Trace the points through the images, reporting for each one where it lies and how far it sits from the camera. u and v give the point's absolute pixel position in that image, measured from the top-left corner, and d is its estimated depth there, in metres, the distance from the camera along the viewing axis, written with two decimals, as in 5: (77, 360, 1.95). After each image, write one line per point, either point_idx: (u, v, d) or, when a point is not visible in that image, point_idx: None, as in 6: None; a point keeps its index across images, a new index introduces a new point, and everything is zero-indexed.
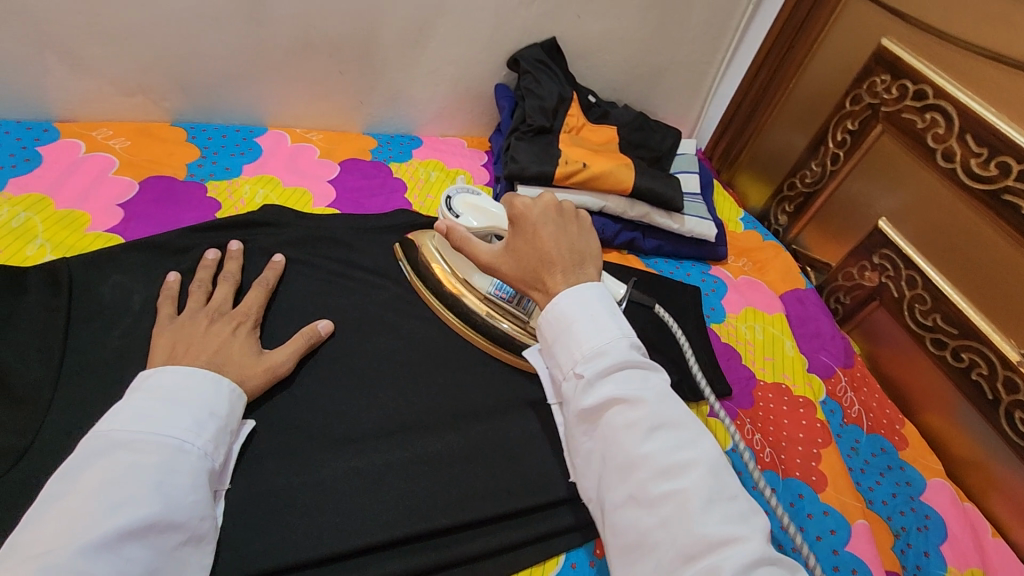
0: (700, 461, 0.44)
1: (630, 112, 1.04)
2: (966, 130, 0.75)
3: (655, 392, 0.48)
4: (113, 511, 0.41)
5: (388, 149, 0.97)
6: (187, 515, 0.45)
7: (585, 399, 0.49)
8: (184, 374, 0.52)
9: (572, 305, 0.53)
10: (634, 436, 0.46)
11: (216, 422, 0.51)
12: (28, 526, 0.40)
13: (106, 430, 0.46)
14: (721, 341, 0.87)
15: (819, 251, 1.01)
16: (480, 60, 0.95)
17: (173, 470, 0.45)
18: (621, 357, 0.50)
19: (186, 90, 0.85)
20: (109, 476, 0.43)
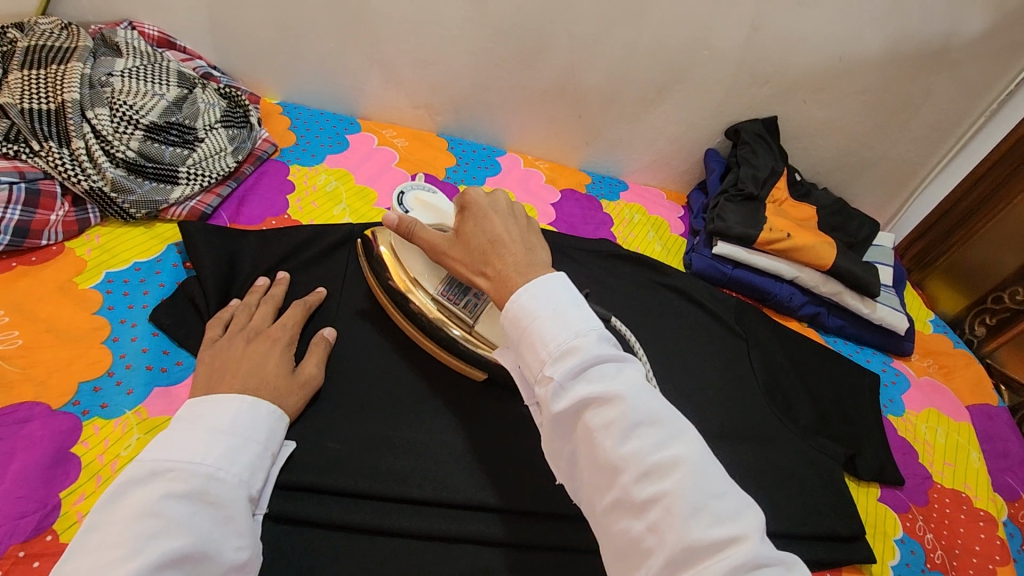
0: (685, 459, 0.43)
1: (831, 196, 1.08)
2: None
3: (631, 385, 0.47)
4: (145, 546, 0.40)
5: (600, 187, 1.09)
6: (225, 546, 0.44)
7: (556, 404, 0.47)
8: (222, 403, 0.51)
9: (534, 301, 0.51)
10: (612, 438, 0.44)
11: (253, 448, 0.50)
12: (68, 559, 0.40)
13: (144, 458, 0.45)
14: (898, 434, 0.86)
15: (1016, 369, 0.98)
16: (702, 125, 1.05)
17: (203, 498, 0.44)
18: (593, 352, 0.47)
19: (457, 110, 1.04)
20: (143, 506, 0.42)
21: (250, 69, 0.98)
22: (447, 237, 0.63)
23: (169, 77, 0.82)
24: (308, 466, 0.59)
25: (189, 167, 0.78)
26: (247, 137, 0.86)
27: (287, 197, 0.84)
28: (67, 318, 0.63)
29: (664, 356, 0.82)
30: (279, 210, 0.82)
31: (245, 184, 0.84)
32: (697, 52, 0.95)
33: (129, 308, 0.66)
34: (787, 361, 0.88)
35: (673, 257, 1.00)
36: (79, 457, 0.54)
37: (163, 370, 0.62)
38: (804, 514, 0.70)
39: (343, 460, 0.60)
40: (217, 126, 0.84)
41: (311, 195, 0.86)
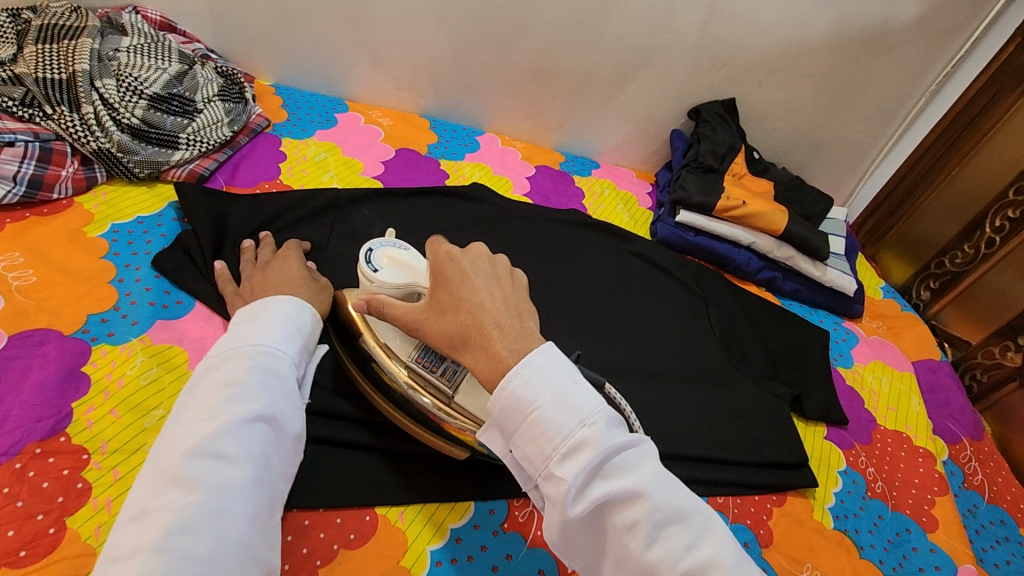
0: (717, 559, 0.42)
1: (787, 173, 1.16)
2: None
3: (651, 475, 0.45)
4: (229, 409, 0.45)
5: (573, 165, 1.17)
6: (295, 415, 0.49)
7: (571, 510, 0.43)
8: (274, 300, 0.54)
9: (533, 388, 0.46)
10: (638, 542, 0.43)
11: (303, 338, 0.54)
12: (162, 427, 0.45)
13: (212, 347, 0.50)
14: (845, 383, 0.93)
15: (960, 329, 1.04)
16: (666, 107, 1.14)
17: (274, 374, 0.49)
18: (606, 444, 0.44)
19: (439, 93, 1.11)
20: (221, 381, 0.46)
21: (245, 53, 1.05)
22: (424, 305, 0.56)
23: (171, 54, 0.90)
24: None
25: (189, 135, 0.85)
26: (242, 111, 0.92)
27: (279, 165, 0.91)
28: (77, 260, 0.69)
29: (627, 311, 0.89)
30: (272, 176, 0.89)
31: (240, 153, 0.90)
32: (659, 36, 1.03)
33: (134, 255, 0.72)
34: (743, 317, 0.95)
35: (640, 227, 1.08)
36: (89, 375, 0.60)
37: (165, 307, 0.68)
38: (752, 445, 0.77)
39: (329, 387, 0.67)
40: (215, 99, 0.91)
41: (302, 163, 0.93)
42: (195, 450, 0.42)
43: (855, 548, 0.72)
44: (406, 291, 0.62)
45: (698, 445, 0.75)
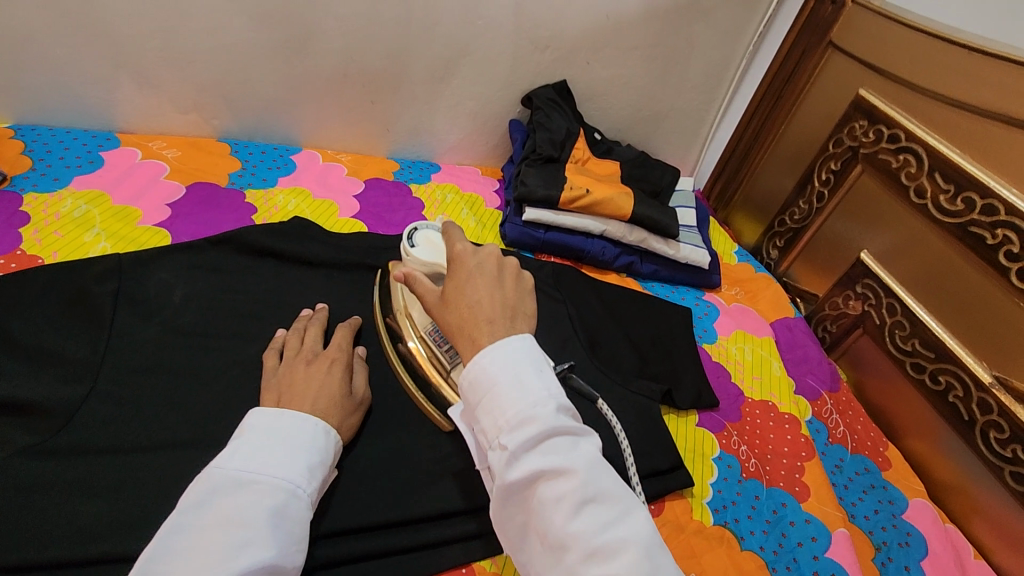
0: (633, 542, 0.40)
1: (631, 150, 1.14)
2: (937, 169, 0.81)
3: (588, 459, 0.43)
4: (235, 556, 0.42)
5: (409, 172, 1.07)
6: (294, 561, 0.46)
7: (507, 474, 0.42)
8: (302, 421, 0.53)
9: (491, 360, 0.45)
10: (561, 514, 0.40)
11: (321, 468, 0.52)
12: (156, 563, 0.42)
13: (226, 468, 0.47)
14: (712, 360, 0.92)
15: (807, 282, 1.06)
16: (497, 97, 1.06)
17: (285, 513, 0.47)
18: (549, 421, 0.42)
19: (235, 111, 0.96)
20: (230, 516, 0.44)
21: None
22: (434, 293, 0.53)
23: None
24: (41, 536, 0.50)
25: None
26: None
27: (20, 231, 0.73)
28: None
29: None
30: (10, 247, 0.71)
31: None
32: (472, 24, 0.94)
33: None
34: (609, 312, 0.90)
35: (488, 231, 1.00)
36: None
37: None
38: None
39: (96, 524, 0.52)
40: None
41: (54, 224, 0.75)
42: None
43: (735, 539, 0.70)
44: (432, 271, 0.67)
45: None
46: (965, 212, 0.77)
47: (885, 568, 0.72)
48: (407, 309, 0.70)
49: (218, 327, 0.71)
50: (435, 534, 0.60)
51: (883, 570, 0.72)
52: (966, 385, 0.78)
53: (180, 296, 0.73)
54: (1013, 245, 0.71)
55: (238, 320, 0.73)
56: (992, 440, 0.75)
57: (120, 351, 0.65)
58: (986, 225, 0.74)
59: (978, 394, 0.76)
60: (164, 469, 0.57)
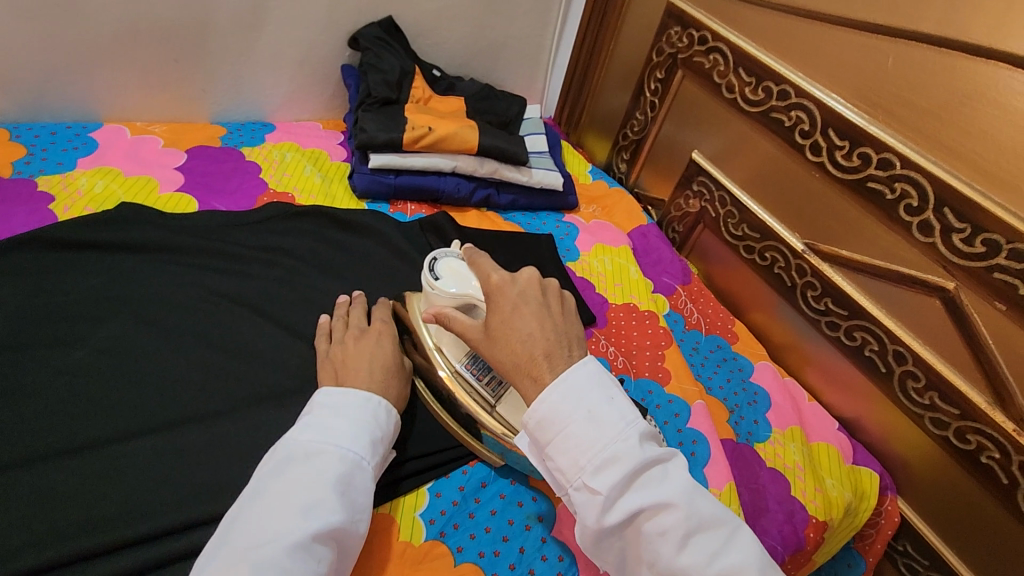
0: (747, 568, 0.44)
1: (475, 84, 1.12)
2: (740, 64, 0.87)
3: (685, 488, 0.46)
4: (305, 518, 0.47)
5: (238, 135, 0.98)
6: (358, 526, 0.51)
7: (605, 517, 0.45)
8: (359, 399, 0.57)
9: (568, 406, 0.48)
10: (671, 548, 0.44)
11: (379, 441, 0.57)
12: (238, 523, 0.48)
13: (297, 441, 0.53)
14: (577, 276, 0.96)
15: (654, 189, 1.12)
16: (321, 41, 0.99)
17: (347, 481, 0.51)
18: (636, 456, 0.46)
19: (6, 90, 0.83)
20: (300, 483, 0.49)
21: None
22: (477, 328, 0.56)
23: None
24: None
25: None
26: None
27: None
28: None
29: (339, 291, 0.80)
30: None
31: None
32: None
33: None
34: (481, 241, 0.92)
35: (337, 184, 0.95)
36: None
37: None
38: None
39: None
40: None
41: None
42: (268, 561, 0.44)
43: None
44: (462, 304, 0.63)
45: None
46: (766, 100, 0.85)
47: (738, 426, 0.82)
48: (437, 342, 0.66)
49: (30, 337, 0.64)
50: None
51: (736, 427, 0.82)
52: (785, 256, 0.88)
53: None
54: (803, 124, 0.80)
55: (57, 323, 0.66)
56: (809, 298, 0.87)
57: None
58: (783, 109, 0.83)
59: (795, 261, 0.87)
60: None
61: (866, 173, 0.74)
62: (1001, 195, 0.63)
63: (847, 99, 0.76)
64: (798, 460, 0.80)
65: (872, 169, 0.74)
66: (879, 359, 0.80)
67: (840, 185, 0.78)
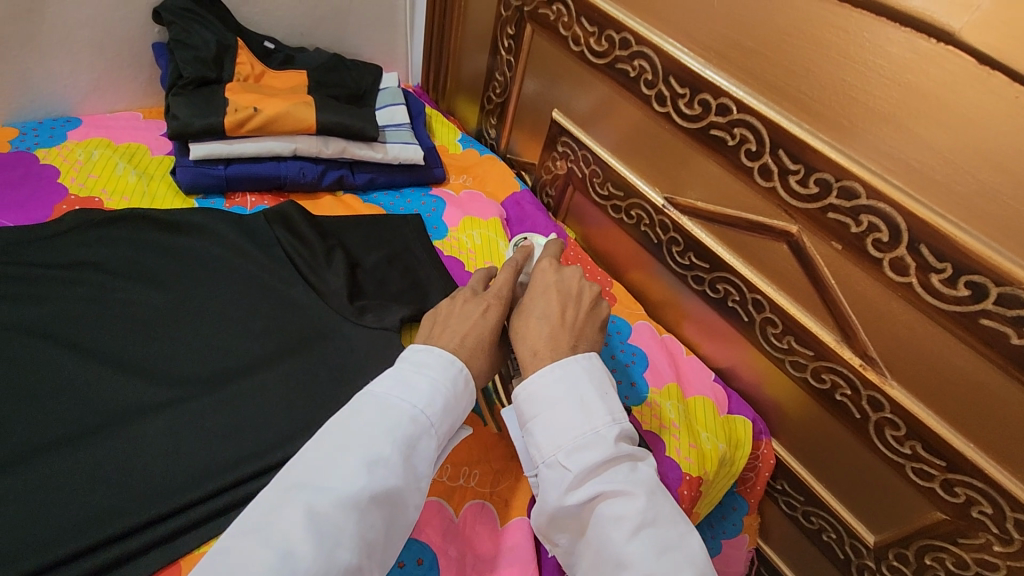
0: (688, 567, 0.48)
1: (319, 56, 1.03)
2: (581, 14, 0.82)
3: (645, 489, 0.52)
4: (369, 470, 0.48)
5: (33, 136, 0.85)
6: (417, 491, 0.51)
7: (569, 492, 0.52)
8: (442, 358, 0.57)
9: (557, 391, 0.56)
10: (620, 532, 0.49)
11: (456, 404, 0.56)
12: (301, 463, 0.49)
13: (377, 393, 0.53)
14: (444, 255, 0.91)
15: (526, 153, 1.06)
16: (120, 18, 0.86)
17: (412, 441, 0.51)
18: (610, 446, 0.53)
19: None
20: (366, 436, 0.50)
21: None
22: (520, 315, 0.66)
23: None
24: None
25: None
26: None
27: None
28: None
29: (160, 303, 0.71)
30: None
31: None
32: None
33: None
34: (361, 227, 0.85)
35: (158, 182, 0.84)
36: None
37: None
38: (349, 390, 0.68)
39: None
40: None
41: None
42: (324, 508, 0.45)
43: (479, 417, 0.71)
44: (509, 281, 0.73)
45: (284, 420, 0.65)
46: (610, 50, 0.80)
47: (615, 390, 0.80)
48: None
49: None
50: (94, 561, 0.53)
51: None
52: (649, 213, 0.86)
53: None
54: (647, 73, 0.77)
55: None
56: (676, 254, 0.85)
57: None
58: (627, 59, 0.78)
59: (659, 217, 0.85)
60: None
61: (708, 121, 0.72)
62: (826, 133, 0.62)
63: (682, 43, 0.72)
64: (674, 418, 0.78)
65: (712, 115, 0.71)
66: (742, 308, 0.79)
67: (687, 135, 0.76)
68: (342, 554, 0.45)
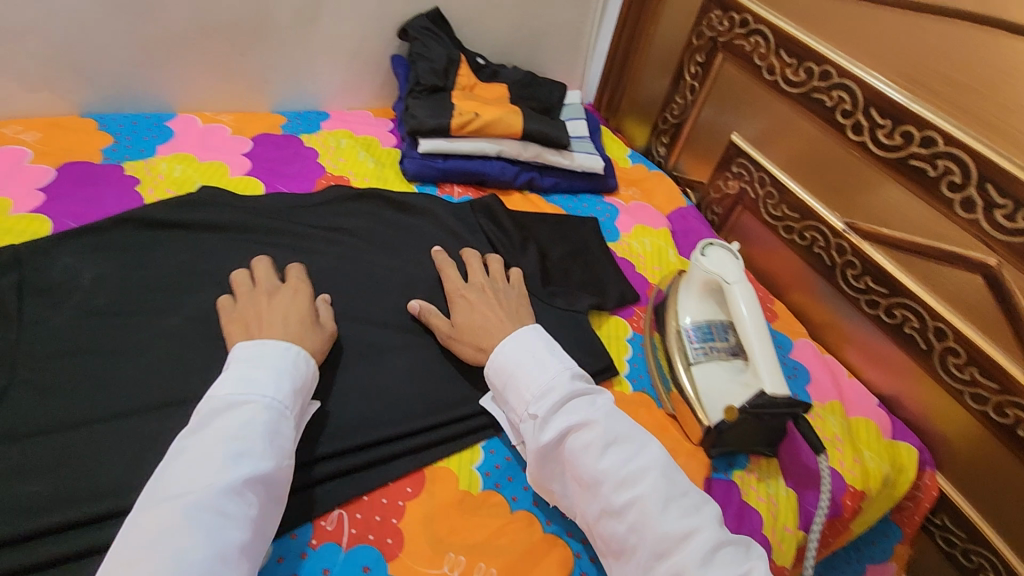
0: (651, 469, 0.59)
1: (518, 71, 1.16)
2: (781, 46, 0.89)
3: (602, 413, 0.62)
4: (232, 465, 0.51)
5: (297, 124, 1.04)
6: (283, 477, 0.55)
7: (543, 435, 0.61)
8: (256, 347, 0.60)
9: (511, 356, 0.67)
10: (594, 455, 0.59)
11: (296, 388, 0.60)
12: (168, 466, 0.52)
13: (215, 394, 0.56)
14: (618, 257, 1.00)
15: (694, 173, 1.13)
16: (373, 33, 1.04)
17: (245, 450, 0.53)
18: (568, 390, 0.63)
19: (94, 82, 0.90)
20: (231, 432, 0.53)
21: None
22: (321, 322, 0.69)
23: None
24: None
25: None
26: None
27: None
28: None
29: (394, 266, 0.85)
30: None
31: None
32: None
33: None
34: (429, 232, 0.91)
35: (389, 169, 1.00)
36: None
37: None
38: None
39: (44, 501, 0.54)
40: None
41: None
42: (200, 503, 0.49)
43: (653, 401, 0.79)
44: (705, 279, 0.81)
45: None
46: (807, 80, 0.86)
47: None
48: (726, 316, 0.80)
49: (129, 305, 0.70)
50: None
51: None
52: (826, 235, 0.89)
53: (90, 279, 0.71)
54: (845, 104, 0.82)
55: (148, 294, 0.72)
56: (850, 277, 0.88)
57: (33, 341, 0.64)
58: (825, 89, 0.84)
59: (836, 240, 0.88)
60: (102, 442, 0.59)
61: (907, 151, 0.76)
62: None
63: (889, 77, 0.77)
64: (838, 433, 0.81)
65: (914, 146, 0.75)
66: (920, 336, 0.81)
67: (881, 164, 0.80)
68: (232, 535, 0.49)
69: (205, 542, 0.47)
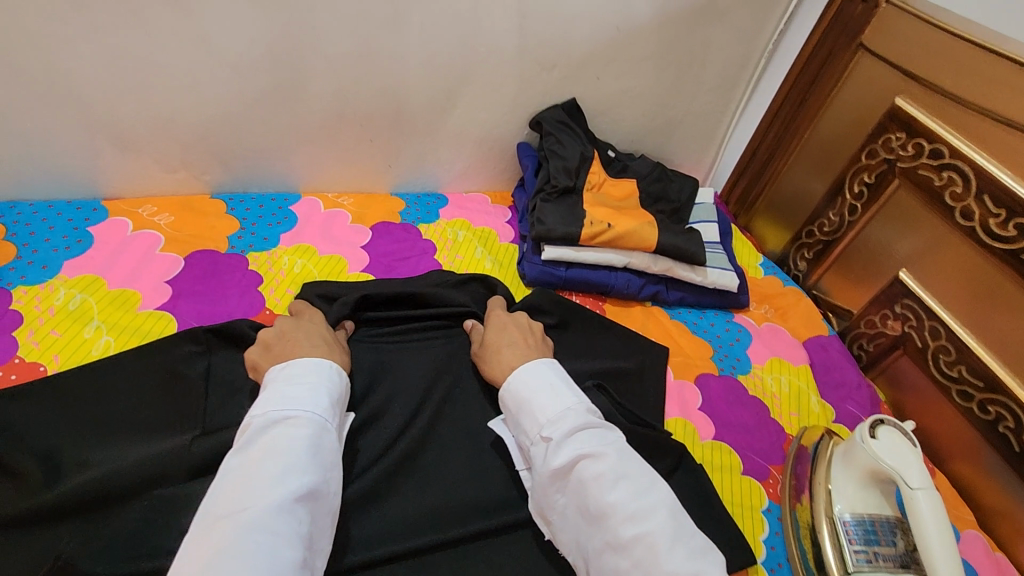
0: (660, 508, 0.54)
1: (647, 162, 1.05)
2: (985, 191, 0.75)
3: (613, 447, 0.58)
4: (282, 478, 0.49)
5: (416, 210, 1.00)
6: (330, 490, 0.53)
7: (553, 460, 0.57)
8: (310, 365, 0.60)
9: (526, 382, 0.64)
10: (603, 487, 0.55)
11: (331, 401, 0.59)
12: (221, 487, 0.49)
13: (256, 414, 0.55)
14: (749, 394, 0.88)
15: (840, 297, 1.01)
16: (504, 121, 0.98)
17: (305, 455, 0.52)
18: (580, 419, 0.60)
19: (226, 164, 0.89)
20: (272, 448, 0.51)
21: None
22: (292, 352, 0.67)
23: None
24: None
25: None
26: None
27: (14, 334, 0.67)
28: None
29: None
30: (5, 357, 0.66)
31: None
32: (473, 50, 0.87)
33: None
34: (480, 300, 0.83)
35: (506, 270, 0.94)
36: None
37: None
38: None
39: None
40: None
41: (48, 322, 0.69)
42: (254, 519, 0.46)
43: None
44: (872, 466, 0.69)
45: None
46: (1019, 239, 0.72)
47: None
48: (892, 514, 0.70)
49: None
50: (362, 557, 0.57)
51: None
52: (1018, 418, 0.75)
53: None
54: None
55: None
56: None
57: None
58: None
59: None
60: None
61: None
62: None
63: None
64: None
65: None
66: None
67: None
68: (288, 552, 0.46)
69: (255, 562, 0.43)
